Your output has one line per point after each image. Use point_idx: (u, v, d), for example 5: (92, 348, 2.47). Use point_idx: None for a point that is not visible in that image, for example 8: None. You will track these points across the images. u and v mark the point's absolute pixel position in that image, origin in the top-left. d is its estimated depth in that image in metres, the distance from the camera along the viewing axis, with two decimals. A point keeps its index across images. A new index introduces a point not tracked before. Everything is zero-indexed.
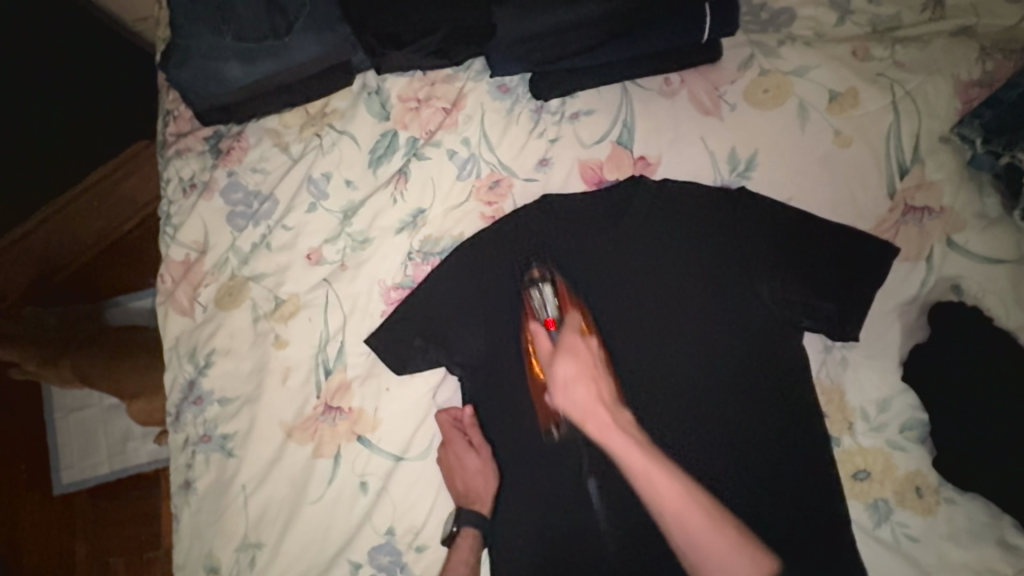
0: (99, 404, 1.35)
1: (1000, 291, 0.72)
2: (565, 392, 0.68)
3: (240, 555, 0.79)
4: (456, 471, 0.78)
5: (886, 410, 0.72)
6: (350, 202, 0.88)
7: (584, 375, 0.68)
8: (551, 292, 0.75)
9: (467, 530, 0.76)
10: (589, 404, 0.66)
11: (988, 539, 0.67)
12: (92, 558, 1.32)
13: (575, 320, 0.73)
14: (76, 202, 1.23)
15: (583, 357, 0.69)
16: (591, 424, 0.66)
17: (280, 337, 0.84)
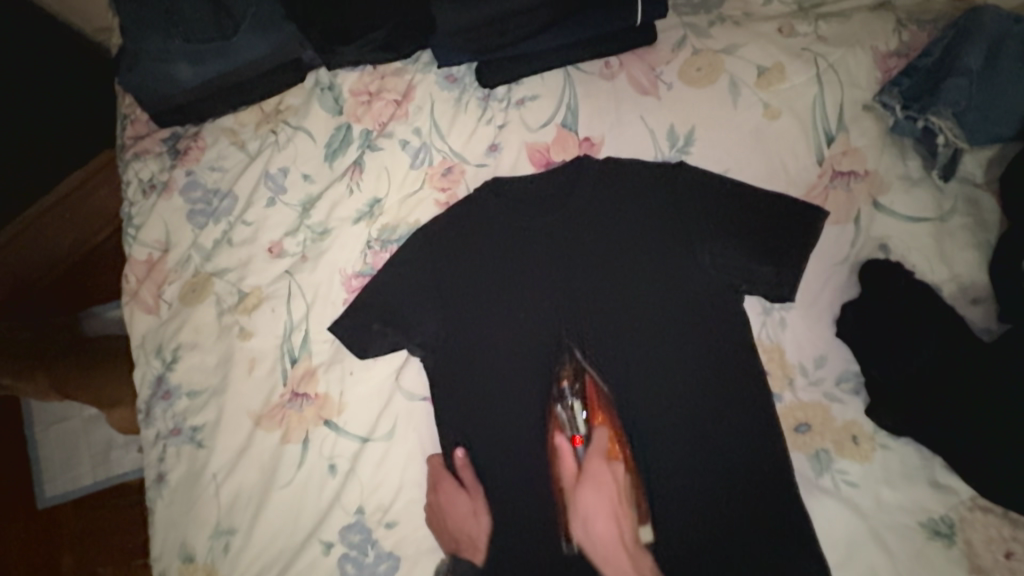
0: (79, 417, 1.37)
1: (924, 247, 0.77)
2: (588, 529, 0.71)
3: (214, 542, 0.81)
4: (450, 515, 0.78)
5: (823, 365, 0.76)
6: (308, 195, 0.90)
7: (606, 535, 0.70)
8: (580, 407, 0.77)
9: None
10: (611, 550, 0.70)
11: (921, 480, 0.71)
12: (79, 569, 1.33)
13: (604, 441, 0.74)
14: (43, 216, 1.22)
15: (610, 504, 0.71)
16: (611, 569, 0.70)
17: (245, 328, 0.87)
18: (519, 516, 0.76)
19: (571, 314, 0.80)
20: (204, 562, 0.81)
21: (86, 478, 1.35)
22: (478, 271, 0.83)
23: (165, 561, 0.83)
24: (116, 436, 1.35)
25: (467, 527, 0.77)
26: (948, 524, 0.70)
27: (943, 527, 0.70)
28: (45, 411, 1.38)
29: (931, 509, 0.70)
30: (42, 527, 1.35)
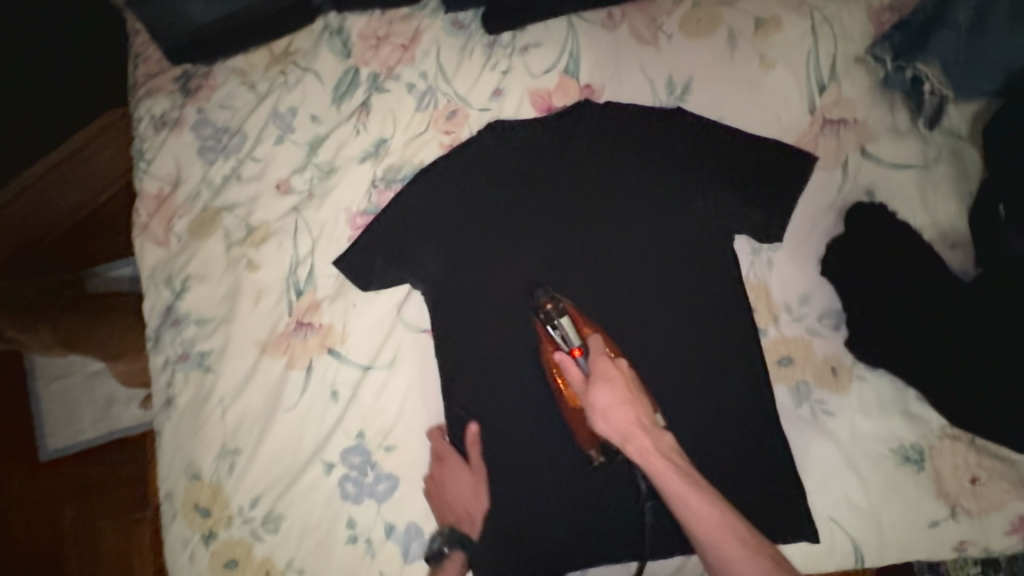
0: (82, 372, 1.37)
1: (908, 194, 0.80)
2: (606, 419, 0.68)
3: (220, 461, 0.85)
4: (449, 488, 0.81)
5: (807, 303, 0.80)
6: (315, 135, 0.93)
7: (626, 426, 0.68)
8: (569, 321, 0.73)
9: (456, 549, 0.79)
10: (632, 430, 0.67)
11: (894, 411, 0.76)
12: (78, 520, 1.33)
13: (600, 342, 0.72)
14: (50, 173, 1.24)
15: (623, 388, 0.69)
16: (634, 447, 0.68)
17: (252, 261, 0.89)
18: (517, 441, 0.81)
19: (569, 253, 0.84)
20: (211, 480, 0.85)
21: (88, 432, 1.36)
22: (479, 210, 0.86)
23: (172, 481, 0.86)
24: (119, 390, 1.36)
25: (469, 504, 0.80)
26: (918, 451, 0.75)
27: (913, 454, 0.75)
28: (46, 365, 1.38)
29: (902, 437, 0.75)
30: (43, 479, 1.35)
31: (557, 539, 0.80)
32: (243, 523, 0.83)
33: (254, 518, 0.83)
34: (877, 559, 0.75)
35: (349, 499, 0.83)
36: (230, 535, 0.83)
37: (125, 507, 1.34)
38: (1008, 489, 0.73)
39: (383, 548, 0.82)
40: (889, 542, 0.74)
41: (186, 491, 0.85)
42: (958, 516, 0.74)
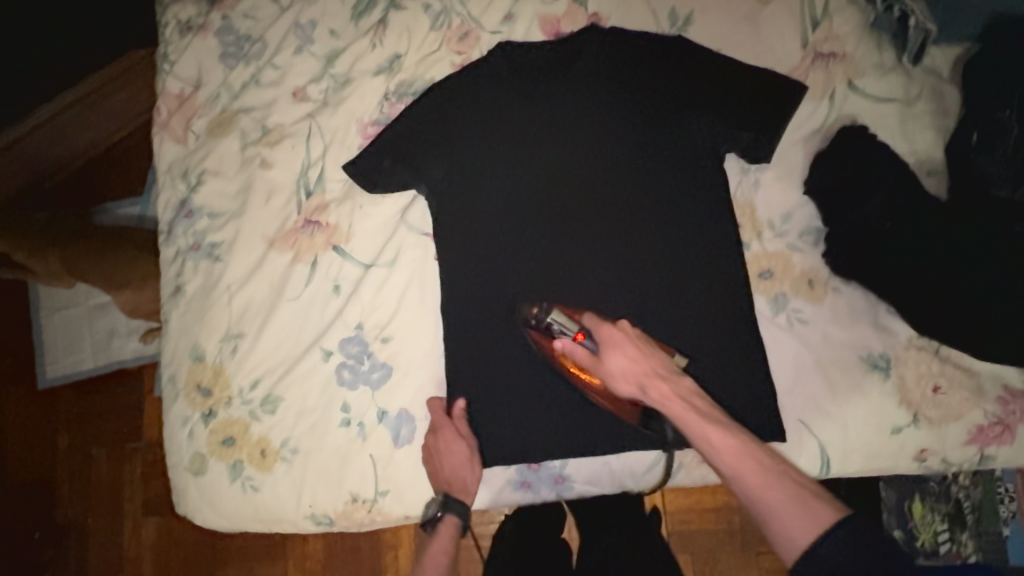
0: (86, 304, 1.36)
1: (889, 125, 0.85)
2: (621, 378, 0.75)
3: (223, 345, 0.89)
4: (443, 461, 0.83)
5: (789, 222, 0.85)
6: (333, 48, 0.97)
7: (641, 378, 0.75)
8: (560, 314, 0.79)
9: (449, 517, 0.81)
10: (645, 382, 0.74)
11: (865, 321, 0.81)
12: (73, 449, 1.33)
13: (597, 321, 0.78)
14: (70, 109, 1.28)
15: (630, 348, 0.76)
16: (653, 398, 0.74)
17: (266, 160, 0.94)
18: (510, 340, 0.85)
19: (570, 169, 0.89)
20: (213, 362, 0.89)
21: (87, 362, 1.35)
22: (486, 124, 0.90)
23: (176, 363, 0.90)
24: (120, 322, 1.35)
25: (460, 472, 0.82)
26: (886, 360, 0.79)
27: (881, 362, 0.79)
28: (49, 295, 1.37)
29: (872, 346, 0.80)
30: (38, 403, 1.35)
31: (543, 435, 0.84)
32: (242, 403, 0.87)
33: (253, 399, 0.87)
34: (841, 461, 0.80)
35: (344, 386, 0.87)
36: (229, 414, 0.87)
37: (117, 439, 1.33)
38: (967, 398, 0.78)
39: (375, 432, 0.86)
40: (852, 445, 0.79)
41: (189, 372, 0.89)
42: (919, 423, 0.78)
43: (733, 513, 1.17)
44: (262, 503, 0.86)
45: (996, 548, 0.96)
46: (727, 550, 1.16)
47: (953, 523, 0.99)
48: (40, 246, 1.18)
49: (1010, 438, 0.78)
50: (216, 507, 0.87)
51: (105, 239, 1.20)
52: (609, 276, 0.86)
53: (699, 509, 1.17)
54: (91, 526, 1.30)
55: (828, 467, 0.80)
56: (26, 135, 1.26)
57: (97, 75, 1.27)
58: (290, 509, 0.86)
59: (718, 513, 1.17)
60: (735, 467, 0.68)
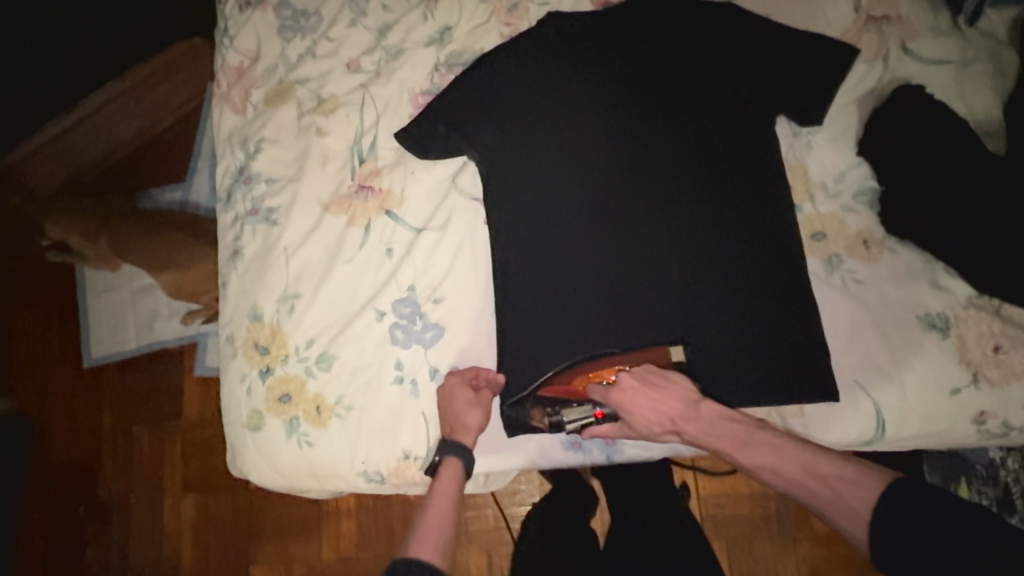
0: (128, 286, 1.38)
1: (945, 86, 0.85)
2: (646, 423, 0.81)
3: (280, 305, 0.92)
4: (449, 406, 0.84)
5: (842, 182, 0.86)
6: (385, 21, 1.00)
7: (668, 420, 0.80)
8: (570, 410, 0.84)
9: (449, 460, 0.81)
10: (673, 419, 0.80)
11: (922, 280, 0.81)
12: (115, 428, 1.35)
13: (599, 389, 0.83)
14: (116, 100, 1.32)
15: (645, 396, 0.80)
16: (689, 434, 0.79)
17: (321, 128, 0.97)
18: (561, 301, 0.86)
19: (619, 133, 0.89)
20: (270, 321, 0.92)
21: (129, 344, 1.37)
22: (535, 89, 0.92)
23: (234, 323, 0.93)
24: (162, 304, 1.38)
25: (461, 417, 0.83)
26: (944, 320, 0.79)
27: (939, 322, 0.79)
28: (94, 277, 1.39)
29: (929, 305, 0.80)
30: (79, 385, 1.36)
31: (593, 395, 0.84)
32: (298, 361, 0.90)
33: (309, 357, 0.90)
34: (897, 422, 0.79)
35: (397, 344, 0.89)
36: (285, 371, 0.90)
37: (160, 416, 1.35)
38: None
39: (427, 390, 0.88)
40: (909, 406, 0.79)
41: (248, 331, 0.92)
42: (980, 382, 0.77)
43: (768, 499, 1.17)
44: (317, 458, 0.88)
45: None
46: (763, 536, 1.16)
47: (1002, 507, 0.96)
48: (91, 229, 1.22)
49: None
50: (272, 461, 0.90)
51: (149, 223, 1.23)
52: (660, 240, 0.85)
53: (734, 494, 1.18)
54: (133, 502, 1.31)
55: (883, 429, 0.79)
56: (76, 125, 1.30)
57: (144, 67, 1.32)
58: (344, 464, 0.88)
59: (753, 499, 1.17)
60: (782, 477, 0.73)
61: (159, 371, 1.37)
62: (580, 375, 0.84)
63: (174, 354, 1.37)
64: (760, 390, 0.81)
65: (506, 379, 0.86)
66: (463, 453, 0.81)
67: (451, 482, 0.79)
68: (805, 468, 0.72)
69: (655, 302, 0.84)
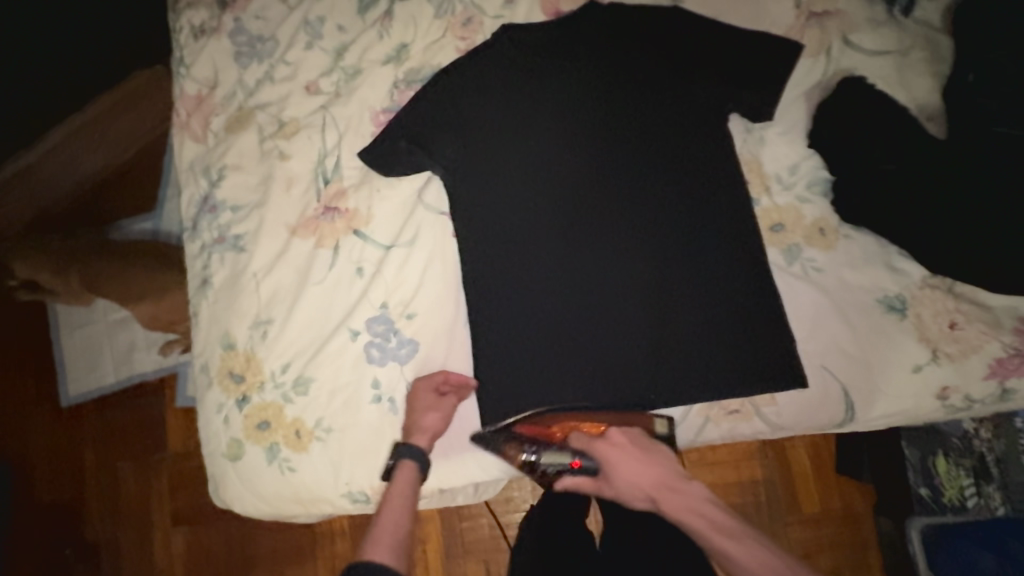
0: (105, 320, 1.36)
1: (887, 76, 0.87)
2: (625, 483, 0.82)
3: (253, 331, 0.91)
4: (411, 410, 0.85)
5: (796, 173, 0.88)
6: (342, 42, 1.01)
7: (651, 488, 0.81)
8: (543, 453, 0.85)
9: (406, 461, 0.82)
10: (656, 485, 0.81)
11: (878, 264, 0.83)
12: (100, 464, 1.32)
13: (580, 438, 0.86)
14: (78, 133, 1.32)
15: (632, 456, 0.82)
16: (665, 504, 0.80)
17: (284, 152, 0.97)
18: (533, 308, 0.87)
19: (577, 141, 0.91)
20: (244, 349, 0.91)
21: (109, 378, 1.34)
22: (493, 102, 0.93)
23: (209, 353, 0.93)
24: (139, 335, 1.35)
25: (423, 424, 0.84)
26: (901, 300, 0.82)
27: (897, 303, 0.82)
28: (69, 313, 1.36)
29: (886, 287, 0.83)
30: (61, 424, 1.33)
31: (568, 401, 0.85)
32: (274, 387, 0.89)
33: (285, 382, 0.89)
34: (865, 404, 0.82)
35: (373, 363, 0.89)
36: (262, 398, 0.89)
37: (144, 451, 1.32)
38: (986, 330, 0.79)
39: (405, 406, 0.87)
40: (874, 387, 0.81)
41: (222, 359, 0.92)
42: (939, 359, 0.80)
43: (758, 486, 1.20)
44: (301, 483, 0.88)
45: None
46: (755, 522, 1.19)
47: (978, 476, 0.99)
48: (61, 265, 1.20)
49: None
50: (256, 489, 0.89)
51: (120, 256, 1.21)
52: (626, 242, 0.87)
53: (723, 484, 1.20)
54: (122, 539, 1.29)
55: (852, 411, 0.82)
56: (39, 159, 1.30)
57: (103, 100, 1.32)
58: (328, 486, 0.88)
59: (742, 487, 1.19)
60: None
61: (139, 404, 1.34)
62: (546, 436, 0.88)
63: (155, 385, 1.35)
64: (734, 383, 0.83)
65: (484, 389, 0.86)
66: (420, 457, 0.81)
67: (408, 484, 0.80)
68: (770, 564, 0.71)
69: (626, 303, 0.85)
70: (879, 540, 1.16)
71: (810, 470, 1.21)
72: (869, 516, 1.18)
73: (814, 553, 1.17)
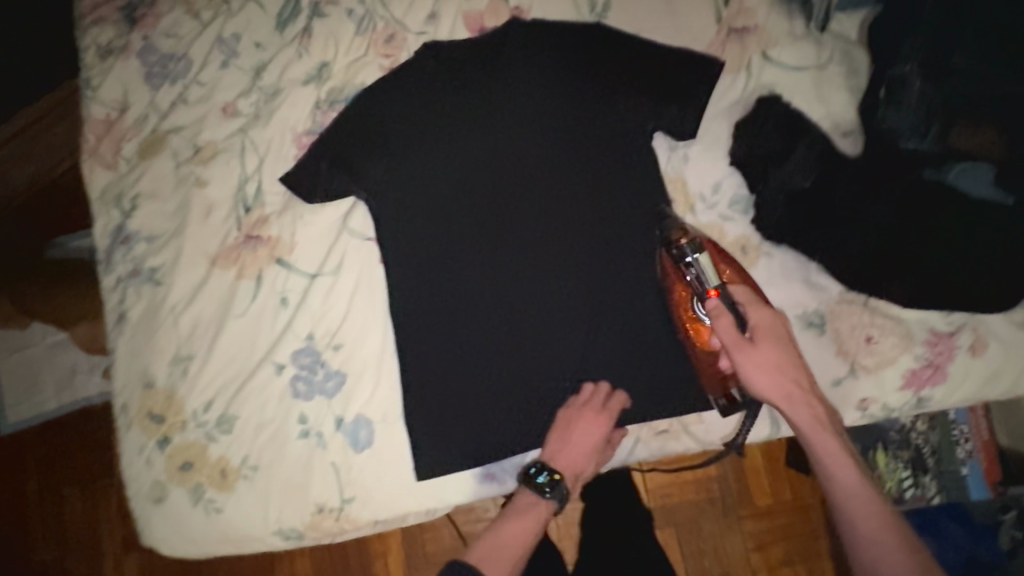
0: (41, 342, 1.22)
1: (805, 91, 0.88)
2: (761, 370, 0.75)
3: (173, 368, 0.88)
4: (562, 439, 0.84)
5: (719, 191, 0.87)
6: (260, 60, 0.97)
7: (789, 387, 0.75)
8: (702, 260, 0.77)
9: (554, 498, 0.82)
10: (785, 386, 0.75)
11: (798, 281, 0.83)
12: (43, 491, 1.25)
13: (741, 292, 0.78)
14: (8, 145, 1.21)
15: (784, 350, 0.75)
16: (792, 406, 0.74)
17: (201, 178, 0.93)
18: (465, 333, 0.86)
19: (504, 162, 0.90)
20: (164, 387, 0.87)
21: (50, 404, 1.23)
22: (417, 126, 0.90)
23: (127, 392, 0.88)
24: (81, 357, 1.23)
25: (590, 458, 0.84)
26: (820, 316, 0.82)
27: (816, 320, 0.82)
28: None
29: (806, 304, 0.83)
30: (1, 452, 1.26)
31: (502, 425, 0.86)
32: (197, 426, 0.86)
33: (208, 420, 0.86)
34: (787, 417, 0.90)
35: (299, 396, 0.86)
36: (185, 438, 0.86)
37: (89, 478, 1.25)
38: (898, 343, 0.81)
39: (334, 440, 0.85)
40: None
41: (140, 400, 0.88)
42: (857, 373, 0.82)
43: (712, 481, 1.19)
44: (229, 523, 0.85)
45: (959, 486, 0.99)
46: (711, 517, 1.18)
47: (915, 468, 1.03)
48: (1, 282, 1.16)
49: (942, 377, 0.82)
50: (181, 531, 0.86)
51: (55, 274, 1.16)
52: (554, 265, 0.88)
53: (680, 481, 1.19)
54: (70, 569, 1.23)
55: (778, 424, 0.90)
56: None
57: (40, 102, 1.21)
58: (257, 525, 0.85)
59: (698, 483, 1.19)
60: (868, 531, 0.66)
61: (83, 429, 1.26)
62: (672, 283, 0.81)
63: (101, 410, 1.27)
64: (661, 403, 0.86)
65: (414, 419, 0.85)
66: (563, 497, 0.82)
67: (540, 519, 0.81)
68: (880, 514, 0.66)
69: (556, 324, 0.87)
70: (825, 528, 1.19)
71: (763, 465, 1.20)
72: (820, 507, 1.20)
73: (768, 544, 1.18)
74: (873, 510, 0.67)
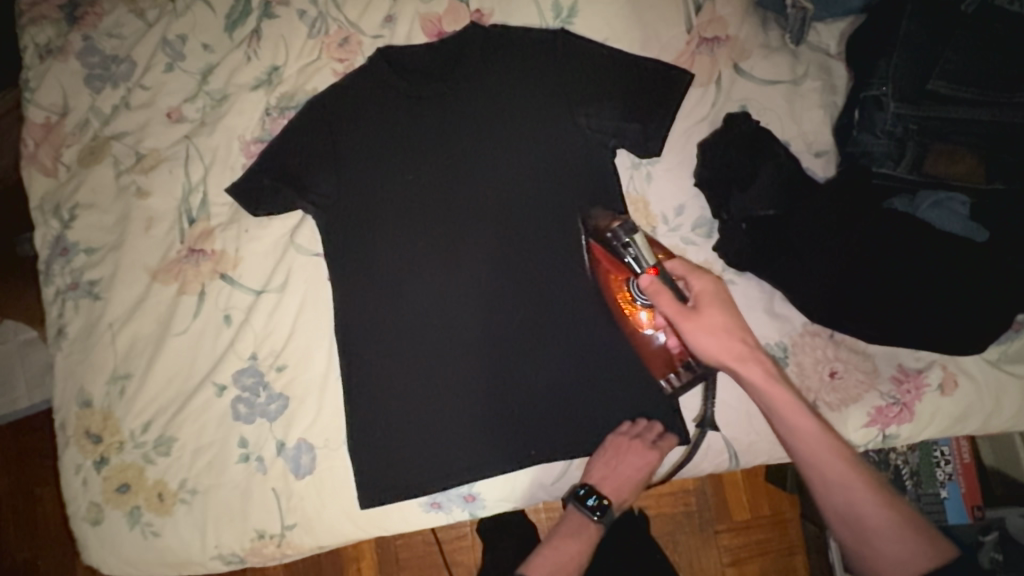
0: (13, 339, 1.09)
1: (777, 108, 0.83)
2: (703, 336, 0.69)
3: (110, 387, 0.85)
4: (619, 466, 0.81)
5: (682, 214, 0.84)
6: (208, 63, 0.92)
7: (729, 349, 0.69)
8: (640, 241, 0.68)
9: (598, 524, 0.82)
10: (725, 346, 0.69)
11: (759, 311, 0.80)
12: (14, 492, 1.13)
13: (675, 265, 0.71)
14: None
15: (723, 311, 0.70)
16: (736, 367, 0.69)
17: (143, 188, 0.89)
18: (414, 357, 0.83)
19: (461, 177, 0.85)
20: (101, 407, 0.85)
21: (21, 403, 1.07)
22: (367, 136, 0.85)
23: (62, 410, 0.85)
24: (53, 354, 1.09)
25: (642, 482, 0.82)
26: (782, 349, 0.79)
27: (778, 352, 0.79)
28: None
29: (768, 335, 0.80)
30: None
31: (450, 455, 0.82)
32: (135, 447, 0.84)
33: (146, 441, 0.84)
34: (747, 451, 0.86)
35: (240, 419, 0.83)
36: (122, 459, 0.83)
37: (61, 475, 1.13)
38: (862, 379, 0.78)
39: (275, 465, 0.83)
40: None
41: (77, 419, 0.85)
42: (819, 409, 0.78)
43: (689, 494, 1.13)
44: (166, 547, 0.83)
45: (935, 510, 0.94)
46: (688, 528, 1.12)
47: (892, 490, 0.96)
48: None
49: (908, 415, 0.78)
50: (118, 554, 0.83)
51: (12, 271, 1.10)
52: (511, 287, 0.83)
53: (657, 493, 1.12)
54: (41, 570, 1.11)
55: (736, 458, 0.86)
56: None
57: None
58: (196, 550, 0.83)
59: (674, 496, 1.13)
60: (823, 463, 0.65)
61: None
62: (605, 269, 0.76)
63: None
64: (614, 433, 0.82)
65: (359, 446, 0.82)
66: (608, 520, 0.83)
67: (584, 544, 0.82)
68: (835, 451, 0.65)
69: (509, 349, 0.82)
70: (804, 545, 1.13)
71: (741, 480, 1.15)
72: (798, 522, 1.14)
73: (747, 560, 1.13)
74: (827, 445, 0.65)
